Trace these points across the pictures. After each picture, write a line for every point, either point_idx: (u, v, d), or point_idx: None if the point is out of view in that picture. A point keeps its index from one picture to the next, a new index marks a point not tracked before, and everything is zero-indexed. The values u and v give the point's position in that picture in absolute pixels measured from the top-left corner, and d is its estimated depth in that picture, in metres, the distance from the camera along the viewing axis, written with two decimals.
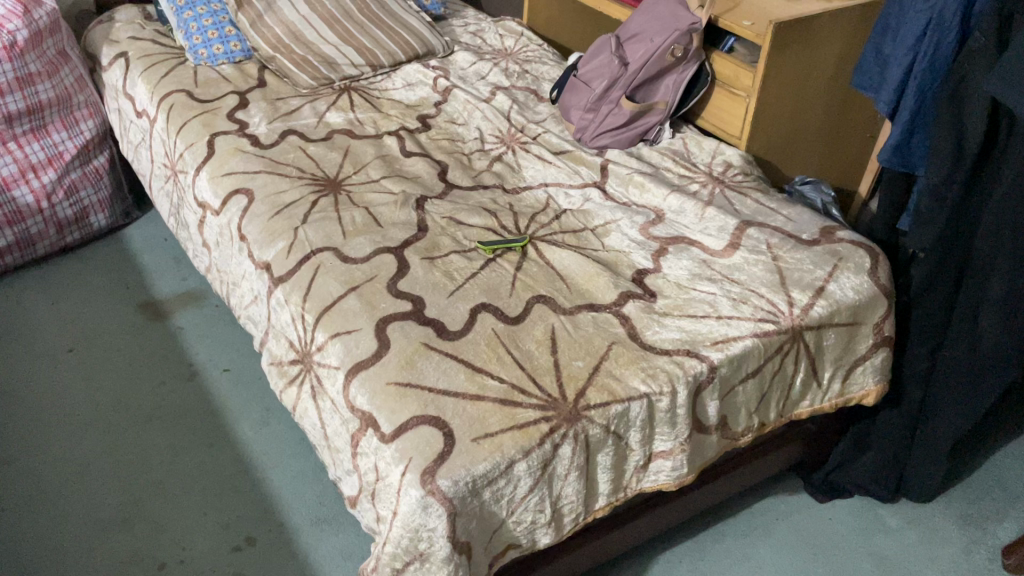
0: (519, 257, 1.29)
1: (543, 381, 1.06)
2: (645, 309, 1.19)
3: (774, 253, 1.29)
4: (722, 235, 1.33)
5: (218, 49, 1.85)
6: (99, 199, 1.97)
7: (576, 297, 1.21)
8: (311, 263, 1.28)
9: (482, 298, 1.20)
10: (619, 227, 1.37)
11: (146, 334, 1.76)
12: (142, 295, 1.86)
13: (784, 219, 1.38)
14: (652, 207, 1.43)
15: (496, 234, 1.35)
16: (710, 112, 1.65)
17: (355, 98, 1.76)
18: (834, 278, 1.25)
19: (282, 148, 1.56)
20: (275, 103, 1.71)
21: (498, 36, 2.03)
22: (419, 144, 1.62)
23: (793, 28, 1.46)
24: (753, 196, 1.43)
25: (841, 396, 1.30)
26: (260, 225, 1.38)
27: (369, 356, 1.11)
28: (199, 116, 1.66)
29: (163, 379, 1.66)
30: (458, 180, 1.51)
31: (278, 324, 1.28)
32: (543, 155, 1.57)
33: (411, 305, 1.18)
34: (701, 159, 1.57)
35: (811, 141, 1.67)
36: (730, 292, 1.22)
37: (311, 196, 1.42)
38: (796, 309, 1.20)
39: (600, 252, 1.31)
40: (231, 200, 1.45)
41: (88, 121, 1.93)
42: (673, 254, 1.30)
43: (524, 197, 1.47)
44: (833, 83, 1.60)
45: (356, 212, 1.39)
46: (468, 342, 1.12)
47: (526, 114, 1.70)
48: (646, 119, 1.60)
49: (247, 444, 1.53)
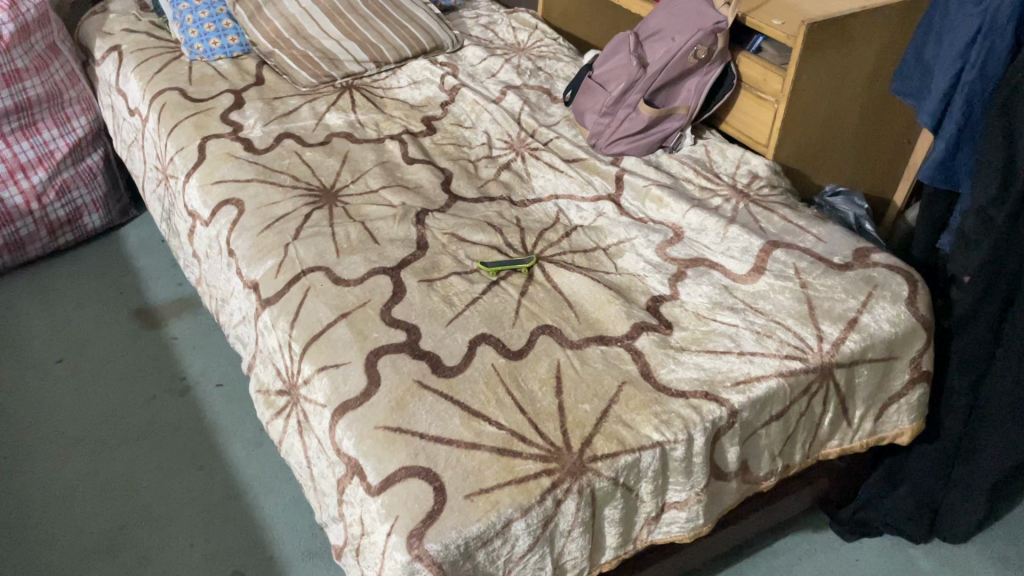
0: (525, 280, 1.20)
1: (545, 428, 0.97)
2: (659, 343, 1.09)
3: (802, 279, 1.18)
4: (746, 257, 1.22)
5: (215, 44, 1.76)
6: (93, 200, 1.89)
7: (585, 328, 1.11)
8: (300, 284, 1.19)
9: (483, 328, 1.11)
10: (633, 247, 1.27)
11: (139, 344, 1.68)
12: (136, 301, 1.78)
13: (814, 239, 1.27)
14: (670, 224, 1.32)
15: (501, 254, 1.25)
16: (735, 116, 1.54)
17: (356, 97, 1.66)
18: (868, 309, 1.14)
19: (277, 153, 1.47)
20: (272, 103, 1.62)
21: (511, 29, 1.92)
22: (423, 149, 1.52)
23: (826, 30, 1.35)
24: (780, 212, 1.33)
25: (873, 435, 1.20)
26: (249, 240, 1.29)
27: (357, 394, 1.02)
28: (191, 116, 1.57)
29: (154, 393, 1.58)
30: (462, 191, 1.41)
31: (266, 349, 1.20)
32: (554, 163, 1.47)
33: (405, 335, 1.09)
34: (725, 169, 1.46)
35: (843, 148, 1.56)
36: (754, 323, 1.12)
37: (304, 208, 1.33)
38: (825, 344, 1.10)
39: (612, 275, 1.21)
40: (220, 211, 1.37)
41: (81, 118, 1.85)
42: (691, 279, 1.20)
43: (532, 211, 1.37)
44: (869, 86, 1.48)
45: (351, 226, 1.29)
46: (465, 379, 1.03)
47: (537, 117, 1.60)
48: (666, 125, 1.48)
49: (239, 467, 1.45)
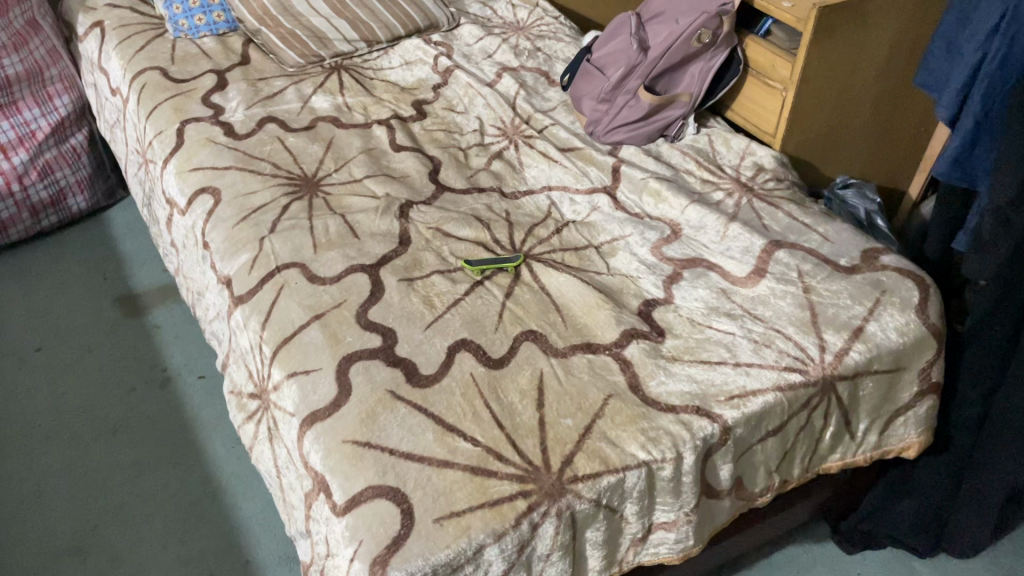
0: (511, 280, 1.13)
1: (524, 445, 0.91)
2: (650, 352, 1.02)
3: (805, 283, 1.11)
4: (746, 258, 1.15)
5: (200, 20, 1.69)
6: (77, 181, 1.84)
7: (572, 334, 1.04)
8: (274, 281, 1.13)
9: (464, 333, 1.04)
10: (628, 245, 1.20)
11: (120, 333, 1.63)
12: (119, 288, 1.73)
13: (820, 239, 1.19)
14: (667, 220, 1.25)
15: (488, 251, 1.18)
16: (741, 104, 1.46)
17: (345, 78, 1.59)
18: (875, 317, 1.07)
19: (258, 139, 1.40)
20: (256, 84, 1.55)
21: (511, 6, 1.83)
22: (411, 135, 1.44)
23: (838, 14, 1.26)
24: (785, 209, 1.25)
25: (877, 449, 1.13)
26: (224, 233, 1.23)
27: (327, 404, 0.96)
28: (172, 98, 1.50)
29: (134, 385, 1.53)
30: (450, 181, 1.34)
31: (238, 350, 1.14)
32: (548, 152, 1.39)
33: (381, 340, 1.03)
34: (729, 160, 1.38)
35: (855, 139, 1.48)
36: (752, 332, 1.05)
37: (282, 199, 1.26)
38: (828, 355, 1.03)
39: (604, 275, 1.14)
40: (196, 200, 1.30)
41: (64, 96, 1.78)
42: (687, 281, 1.13)
43: (523, 204, 1.30)
44: (883, 74, 1.40)
45: (330, 219, 1.23)
46: (441, 390, 0.96)
47: (533, 102, 1.52)
48: (668, 113, 1.40)
49: (217, 465, 1.40)
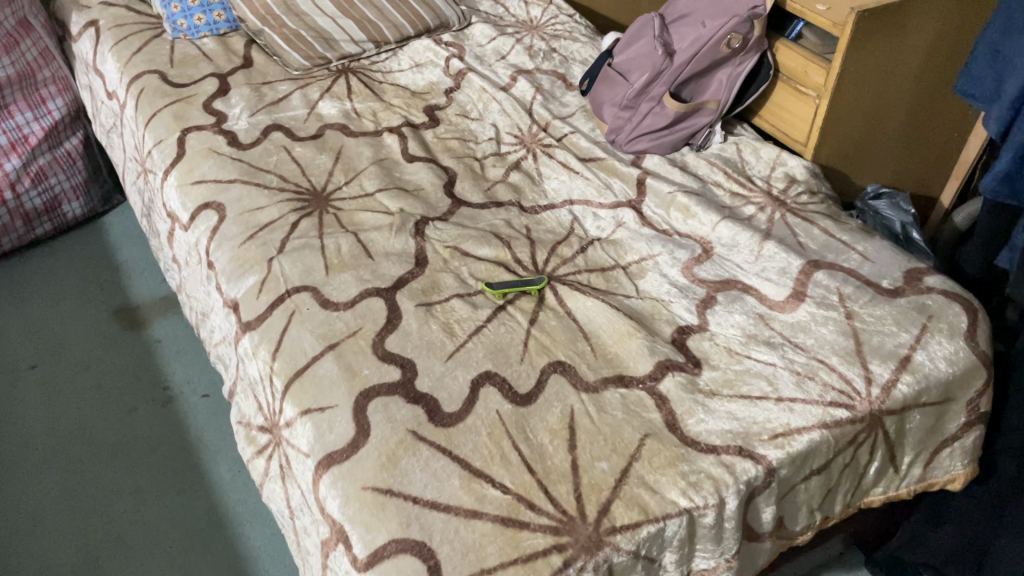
0: (536, 305, 1.07)
1: (557, 492, 0.84)
2: (686, 386, 0.96)
3: (847, 308, 1.05)
4: (784, 281, 1.09)
5: (199, 20, 1.61)
6: (72, 187, 1.76)
7: (602, 366, 0.98)
8: (284, 307, 1.07)
9: (488, 365, 0.98)
10: (657, 265, 1.13)
11: (119, 348, 1.56)
12: (118, 299, 1.66)
13: (860, 258, 1.13)
14: (697, 237, 1.18)
15: (509, 272, 1.12)
16: (770, 110, 1.40)
17: (353, 82, 1.52)
18: (922, 345, 1.01)
19: (263, 149, 1.33)
20: (260, 89, 1.48)
21: (523, 4, 1.76)
22: (424, 144, 1.38)
23: (877, 19, 1.20)
24: (821, 224, 1.19)
25: (922, 481, 1.07)
26: (229, 252, 1.16)
27: (344, 445, 0.90)
28: (171, 105, 1.43)
29: (134, 405, 1.46)
30: (467, 195, 1.27)
31: (246, 379, 1.08)
32: (569, 162, 1.33)
33: (399, 373, 0.97)
34: (759, 171, 1.31)
35: (888, 147, 1.41)
36: (793, 363, 0.99)
37: (291, 215, 1.20)
38: (875, 389, 0.97)
39: (633, 299, 1.08)
40: (199, 216, 1.24)
41: (57, 99, 1.70)
42: (721, 305, 1.06)
43: (544, 219, 1.23)
44: (919, 80, 1.33)
45: (342, 238, 1.16)
46: (466, 430, 0.90)
47: (551, 107, 1.46)
48: (694, 121, 1.33)
49: (223, 492, 1.33)
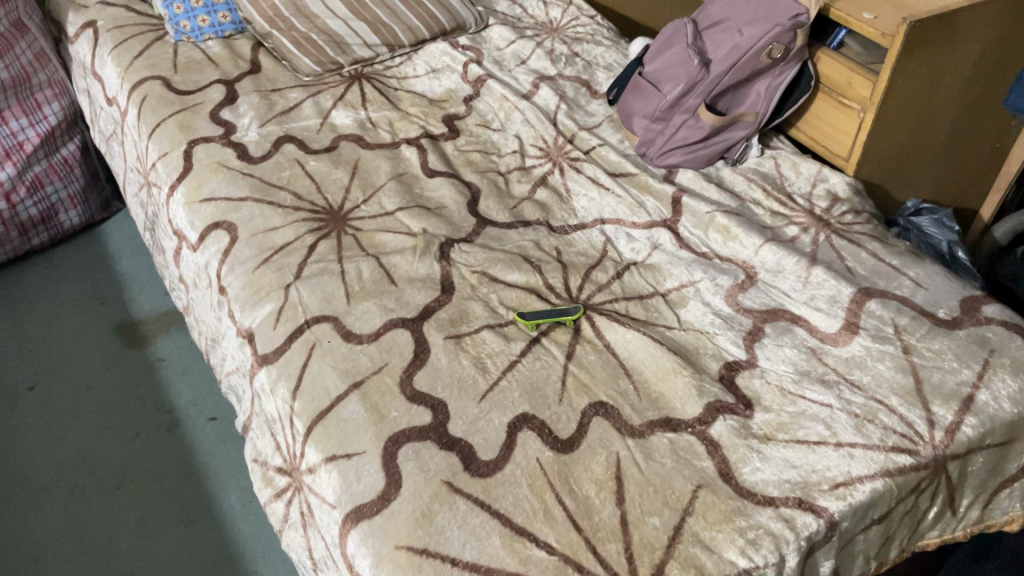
0: (572, 337, 1.00)
1: (606, 552, 0.78)
2: (739, 431, 0.89)
3: (904, 342, 0.99)
4: (834, 311, 1.03)
5: (204, 21, 1.53)
6: (69, 195, 1.69)
7: (647, 407, 0.92)
8: (304, 339, 1.00)
9: (525, 406, 0.91)
10: (698, 292, 1.07)
11: (122, 367, 1.49)
12: (119, 315, 1.59)
13: (913, 284, 1.07)
14: (739, 261, 1.12)
15: (542, 300, 1.06)
16: (809, 122, 1.33)
17: (367, 88, 1.44)
18: (986, 383, 0.95)
19: (276, 163, 1.26)
20: (270, 97, 1.40)
21: (542, 4, 1.68)
22: (445, 158, 1.31)
23: (930, 29, 1.13)
24: (869, 247, 1.13)
25: (979, 523, 1.01)
26: (243, 277, 1.09)
27: (373, 497, 0.84)
28: (177, 114, 1.35)
29: (138, 430, 1.40)
30: (492, 214, 1.20)
31: (263, 416, 1.01)
32: (598, 177, 1.26)
33: (431, 416, 0.90)
34: (798, 187, 1.25)
35: (931, 160, 1.34)
36: (851, 404, 0.92)
37: (308, 237, 1.13)
38: (938, 432, 0.90)
39: (675, 331, 1.01)
40: (209, 236, 1.17)
41: (54, 104, 1.62)
42: (770, 338, 1.00)
43: (575, 240, 1.17)
44: (968, 91, 1.26)
45: (363, 262, 1.09)
46: (505, 482, 0.84)
47: (576, 117, 1.39)
48: (730, 134, 1.27)
49: (234, 523, 1.27)
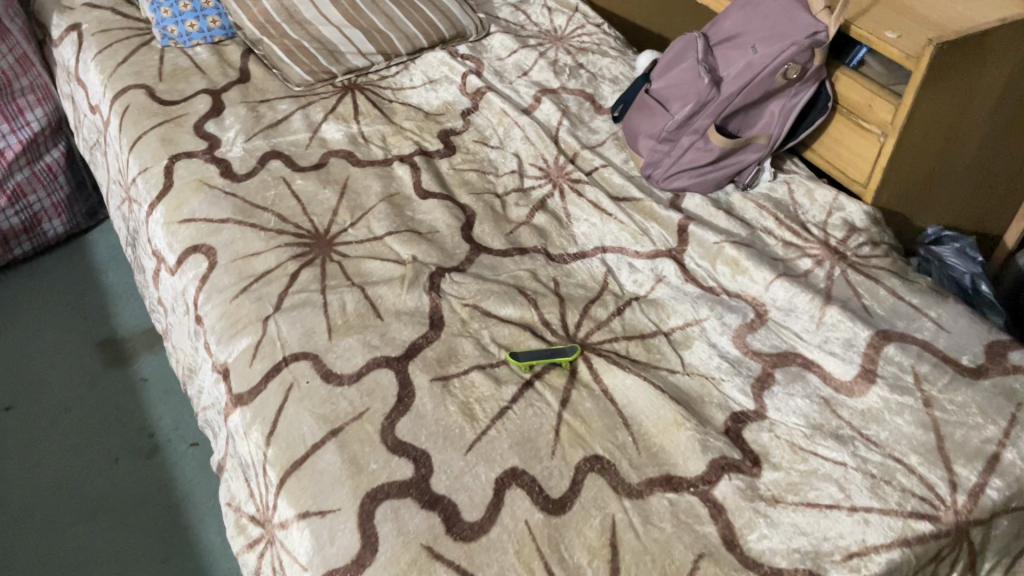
0: (567, 381, 0.94)
1: None
2: (745, 492, 0.82)
3: (924, 393, 0.92)
4: (850, 356, 0.96)
5: (192, 26, 1.46)
6: (53, 204, 1.63)
7: (646, 463, 0.85)
8: (281, 379, 0.93)
9: (514, 460, 0.85)
10: (704, 332, 1.00)
11: (103, 387, 1.43)
12: (103, 330, 1.53)
13: (934, 327, 1.00)
14: (748, 298, 1.05)
15: (537, 338, 0.99)
16: (825, 144, 1.26)
17: (360, 100, 1.38)
18: (1013, 441, 0.87)
19: (261, 181, 1.19)
20: (257, 108, 1.34)
21: (547, 11, 1.61)
22: (439, 177, 1.24)
23: (958, 51, 1.05)
24: (888, 283, 1.05)
25: None
26: (220, 308, 1.03)
27: (348, 562, 0.77)
28: (159, 126, 1.28)
29: (117, 455, 1.34)
30: (487, 240, 1.14)
31: (237, 459, 0.95)
32: (600, 202, 1.19)
33: (412, 470, 0.84)
34: (813, 216, 1.18)
35: (954, 186, 1.27)
36: (867, 463, 0.85)
37: (290, 264, 1.06)
38: (961, 496, 0.83)
39: (678, 376, 0.95)
40: (187, 260, 1.10)
41: (37, 109, 1.56)
42: (780, 386, 0.93)
43: (574, 270, 1.10)
44: (995, 115, 1.19)
45: (348, 293, 1.02)
46: (490, 548, 0.77)
47: (579, 134, 1.32)
48: (740, 157, 1.20)
49: (212, 559, 1.21)
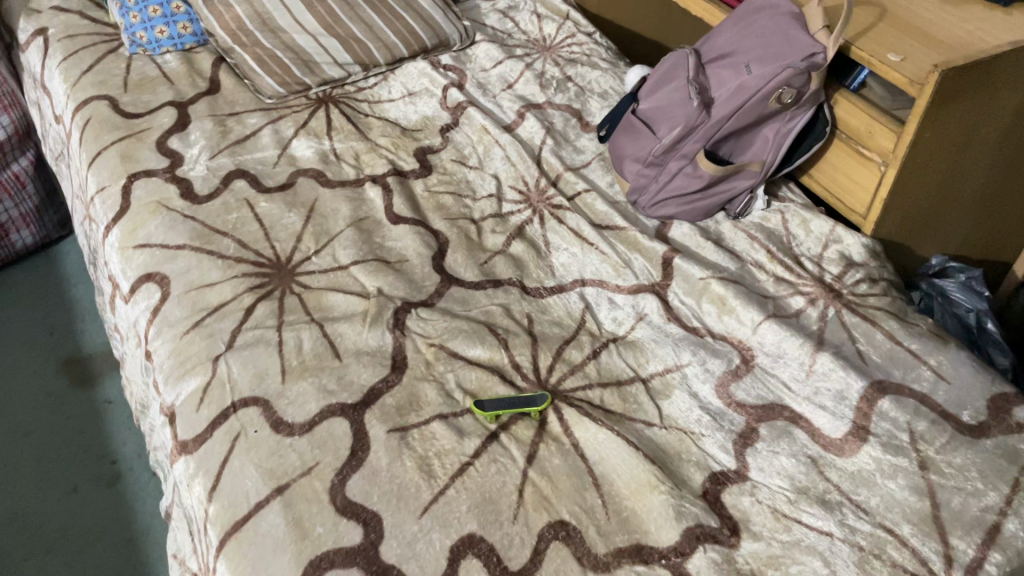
0: (535, 433, 0.87)
1: None
2: (721, 566, 0.76)
3: (920, 454, 0.85)
4: (841, 411, 0.89)
5: (161, 33, 1.39)
6: (22, 214, 1.57)
7: (615, 530, 0.79)
8: (228, 427, 0.87)
9: (472, 525, 0.78)
10: (685, 380, 0.93)
11: (65, 410, 1.37)
12: (68, 348, 1.47)
13: (933, 377, 0.92)
14: (734, 341, 0.98)
15: (505, 384, 0.92)
16: (822, 169, 1.19)
17: (334, 113, 1.31)
18: (1016, 510, 0.80)
19: (222, 204, 1.13)
20: (225, 122, 1.27)
21: (535, 18, 1.54)
22: (412, 200, 1.17)
23: (964, 78, 0.98)
24: (885, 326, 0.98)
25: None
26: (170, 344, 0.97)
27: None
28: (119, 142, 1.22)
29: (75, 484, 1.27)
30: (459, 271, 1.07)
31: (182, 510, 0.89)
32: (582, 230, 1.12)
33: (361, 535, 0.77)
34: (807, 248, 1.11)
35: (959, 216, 1.19)
36: (855, 533, 0.79)
37: (246, 296, 1.00)
38: (957, 573, 0.76)
39: (655, 429, 0.88)
40: (139, 289, 1.04)
41: (3, 117, 1.49)
42: (765, 443, 0.86)
43: (550, 306, 1.03)
44: (1004, 142, 1.11)
45: (305, 331, 0.96)
46: None
47: (563, 155, 1.25)
48: (732, 184, 1.13)
49: None
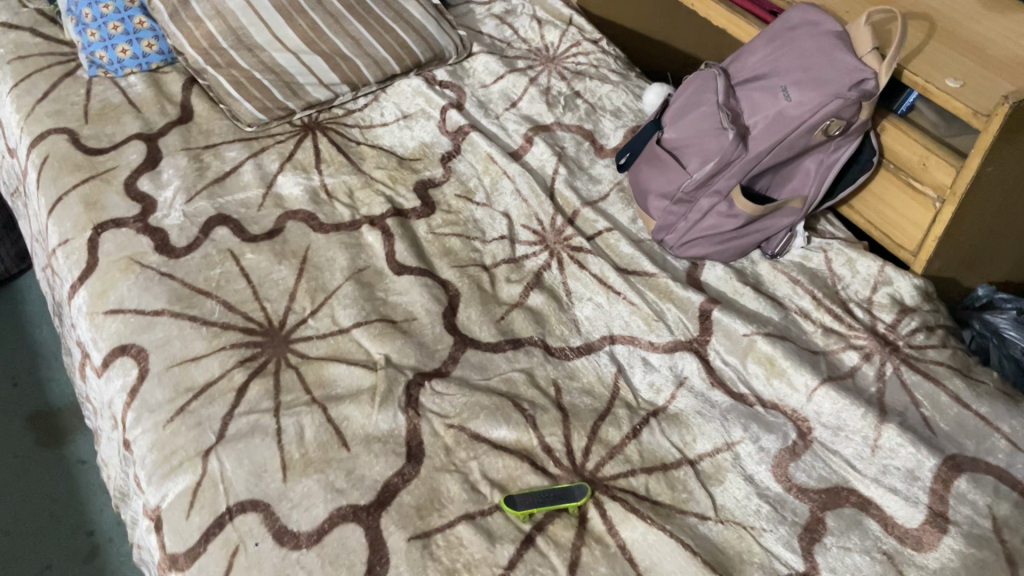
0: (576, 534, 0.77)
1: None
2: None
3: (1007, 545, 0.76)
4: (914, 496, 0.79)
5: (124, 52, 1.24)
6: None
7: None
8: (224, 540, 0.76)
9: None
10: (737, 461, 0.83)
11: (35, 474, 1.25)
12: (34, 402, 1.34)
13: (1009, 447, 0.83)
14: (787, 410, 0.88)
15: (537, 473, 0.82)
16: (865, 202, 1.09)
17: (322, 142, 1.19)
18: None
19: (203, 257, 1.00)
20: (202, 157, 1.14)
21: (536, 24, 1.42)
22: (416, 245, 1.05)
23: None
24: (950, 386, 0.89)
25: None
26: (151, 434, 0.84)
27: None
28: (82, 184, 1.08)
29: (49, 561, 1.15)
30: (474, 330, 0.96)
31: None
32: (606, 277, 1.02)
33: None
34: (855, 292, 1.01)
35: (1011, 248, 1.10)
36: None
37: (237, 373, 0.88)
38: None
39: (710, 524, 0.78)
40: (112, 365, 0.90)
41: None
42: (833, 538, 0.77)
43: (578, 370, 0.93)
44: None
45: (306, 416, 0.85)
46: None
47: (578, 187, 1.15)
48: (770, 223, 1.02)
49: None
